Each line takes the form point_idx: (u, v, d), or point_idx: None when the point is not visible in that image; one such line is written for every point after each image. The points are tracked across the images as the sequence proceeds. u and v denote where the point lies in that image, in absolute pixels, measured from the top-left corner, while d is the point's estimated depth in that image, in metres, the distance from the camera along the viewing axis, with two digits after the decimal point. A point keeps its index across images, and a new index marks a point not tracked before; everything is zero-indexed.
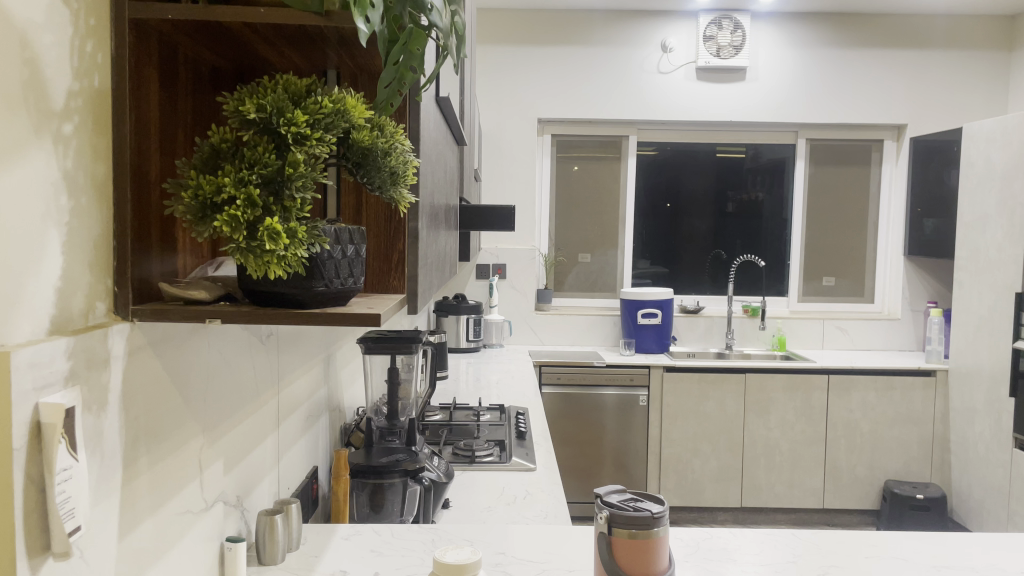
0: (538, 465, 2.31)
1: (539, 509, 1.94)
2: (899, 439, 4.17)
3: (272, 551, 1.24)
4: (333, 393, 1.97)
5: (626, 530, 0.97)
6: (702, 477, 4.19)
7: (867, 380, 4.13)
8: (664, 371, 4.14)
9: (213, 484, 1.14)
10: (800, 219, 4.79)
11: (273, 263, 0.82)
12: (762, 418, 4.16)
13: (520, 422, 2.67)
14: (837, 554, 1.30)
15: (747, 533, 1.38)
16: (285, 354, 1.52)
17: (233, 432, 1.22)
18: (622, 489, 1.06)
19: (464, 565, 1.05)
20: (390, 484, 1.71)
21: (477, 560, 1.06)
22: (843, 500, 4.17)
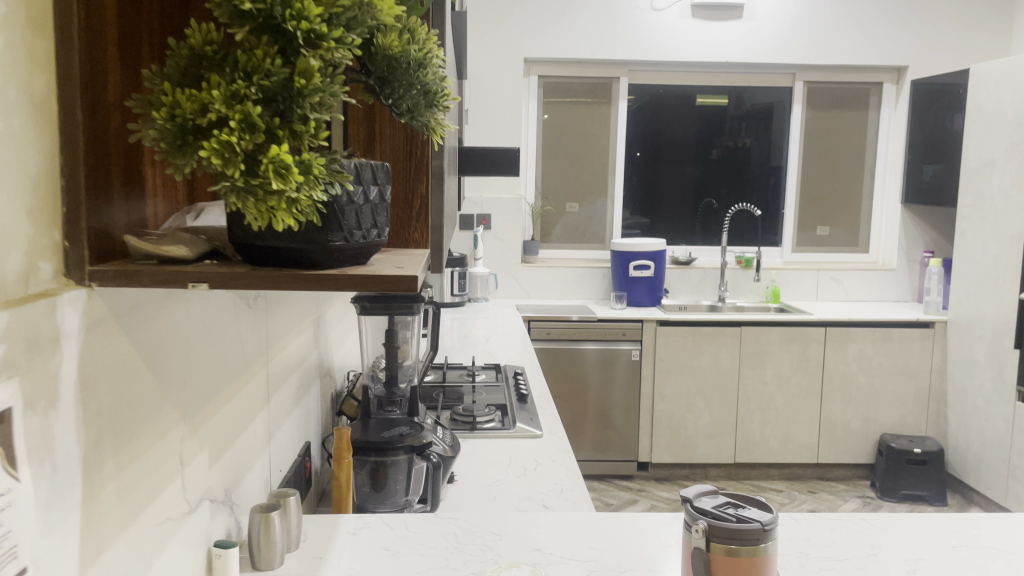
0: (545, 431, 2.13)
1: (554, 481, 1.77)
2: (895, 392, 4.07)
3: (268, 554, 1.04)
4: (324, 357, 1.76)
5: (724, 545, 0.84)
6: (695, 433, 4.06)
7: (865, 332, 4.00)
8: (658, 325, 3.96)
9: (197, 480, 0.94)
10: (795, 166, 4.60)
11: (279, 208, 0.61)
12: (758, 372, 4.02)
13: (520, 383, 2.49)
14: (922, 543, 1.14)
15: (811, 520, 1.22)
16: (274, 316, 1.31)
17: (219, 415, 1.02)
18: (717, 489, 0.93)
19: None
20: (393, 462, 1.52)
21: None
22: (837, 454, 4.09)
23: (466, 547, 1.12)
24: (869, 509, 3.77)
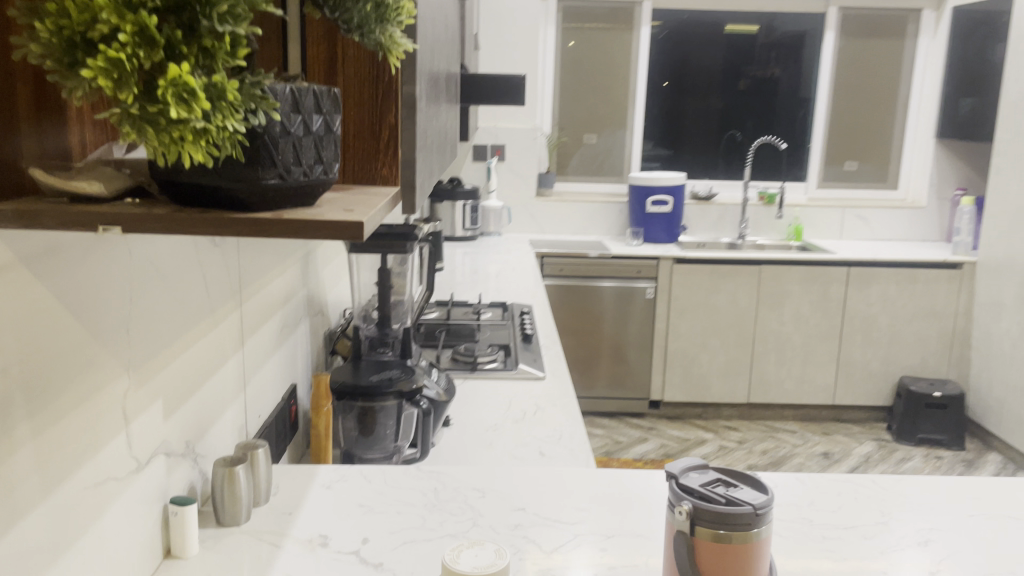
0: (548, 373, 2.06)
1: (552, 426, 1.70)
2: (917, 335, 3.95)
3: (233, 511, 0.99)
4: (314, 295, 1.69)
5: (711, 530, 0.67)
6: (709, 372, 3.98)
7: (890, 272, 3.85)
8: (674, 263, 3.84)
9: (148, 434, 0.87)
10: (824, 97, 4.39)
11: (187, 141, 0.51)
12: (776, 312, 3.91)
13: (525, 322, 2.41)
14: (936, 510, 1.06)
15: (817, 481, 1.14)
16: (248, 254, 1.22)
17: (176, 362, 0.94)
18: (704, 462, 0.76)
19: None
20: (382, 407, 1.44)
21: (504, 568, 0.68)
22: (854, 396, 4.00)
23: (445, 505, 1.05)
24: (884, 452, 3.70)
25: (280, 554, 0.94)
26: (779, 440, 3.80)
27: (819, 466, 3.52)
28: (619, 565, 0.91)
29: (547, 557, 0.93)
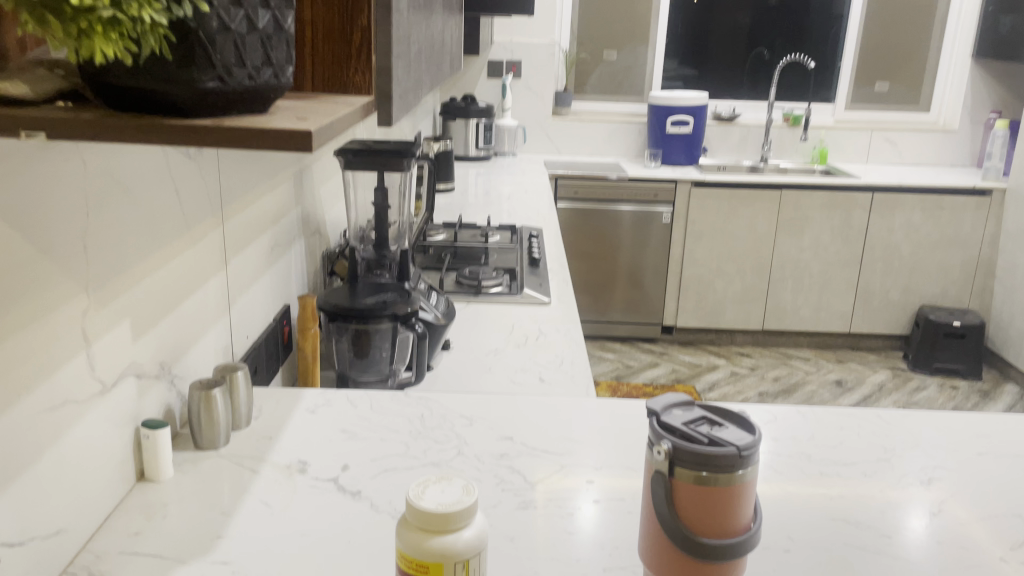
0: (553, 297, 2.01)
1: (553, 352, 1.66)
2: (940, 263, 3.84)
3: (211, 434, 0.96)
4: (309, 213, 1.64)
5: (691, 473, 0.59)
6: (723, 298, 3.91)
7: (915, 199, 3.72)
8: (692, 186, 3.74)
9: (113, 356, 0.83)
10: (858, 14, 4.18)
11: (96, 34, 0.45)
12: (795, 238, 3.82)
13: (533, 246, 2.35)
14: (943, 447, 1.01)
15: (819, 414, 1.09)
16: (230, 170, 1.17)
17: (146, 282, 0.90)
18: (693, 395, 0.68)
19: (448, 514, 0.60)
20: (377, 330, 1.39)
21: (472, 502, 0.62)
22: (871, 325, 3.94)
23: (431, 432, 1.02)
24: (898, 381, 3.65)
25: (257, 479, 0.91)
26: (792, 368, 3.76)
27: (831, 394, 3.49)
28: (604, 499, 0.88)
29: (531, 488, 0.90)
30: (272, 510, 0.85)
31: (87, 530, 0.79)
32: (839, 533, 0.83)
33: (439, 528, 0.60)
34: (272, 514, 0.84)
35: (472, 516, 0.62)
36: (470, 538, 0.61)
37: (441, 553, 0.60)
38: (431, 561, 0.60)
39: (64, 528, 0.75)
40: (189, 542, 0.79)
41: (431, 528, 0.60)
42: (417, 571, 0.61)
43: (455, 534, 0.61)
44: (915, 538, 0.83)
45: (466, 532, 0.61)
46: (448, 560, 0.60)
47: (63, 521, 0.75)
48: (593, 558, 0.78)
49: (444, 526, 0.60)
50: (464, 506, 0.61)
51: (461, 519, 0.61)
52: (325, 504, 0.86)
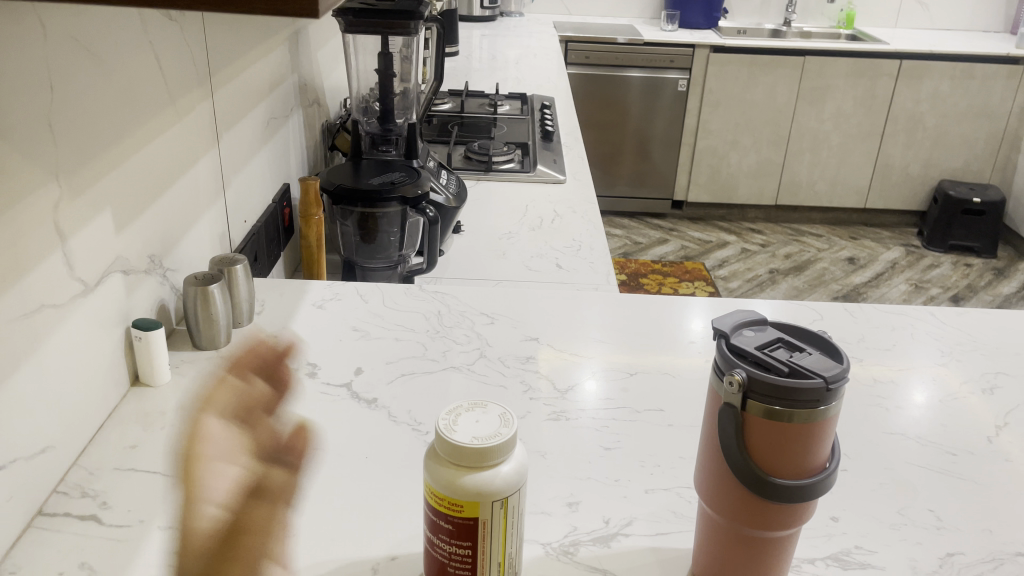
0: (567, 175, 1.89)
1: (569, 236, 1.56)
2: (965, 136, 3.65)
3: (211, 333, 0.88)
4: (307, 82, 1.50)
5: (764, 407, 0.51)
6: (737, 172, 3.77)
7: (944, 66, 3.51)
8: (710, 51, 3.51)
9: (94, 253, 0.74)
10: None
11: None
12: (815, 109, 3.62)
13: (546, 117, 2.20)
14: (1004, 350, 0.93)
15: (868, 313, 1.01)
16: (218, 34, 1.03)
17: (128, 166, 0.79)
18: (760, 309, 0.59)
19: (483, 450, 0.52)
20: (385, 214, 1.29)
21: (511, 432, 0.54)
22: (888, 201, 3.80)
23: (449, 332, 0.94)
24: (912, 258, 3.57)
25: (261, 383, 0.83)
26: (804, 244, 3.67)
27: (843, 272, 3.42)
28: (641, 409, 0.81)
29: (561, 397, 0.82)
30: (280, 420, 0.78)
31: (78, 446, 0.72)
32: (898, 449, 0.76)
33: (474, 464, 0.53)
34: (280, 424, 0.77)
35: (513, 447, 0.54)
36: (509, 473, 0.53)
37: (477, 492, 0.53)
38: (465, 501, 0.53)
39: (52, 446, 0.68)
40: (191, 457, 0.72)
41: (466, 465, 0.53)
42: (450, 510, 0.54)
43: (493, 470, 0.53)
44: (981, 454, 0.76)
45: (505, 467, 0.54)
46: (488, 500, 0.53)
47: (50, 438, 0.67)
48: (632, 476, 0.72)
49: (479, 462, 0.53)
50: (502, 437, 0.53)
51: (500, 452, 0.53)
52: (337, 413, 0.79)
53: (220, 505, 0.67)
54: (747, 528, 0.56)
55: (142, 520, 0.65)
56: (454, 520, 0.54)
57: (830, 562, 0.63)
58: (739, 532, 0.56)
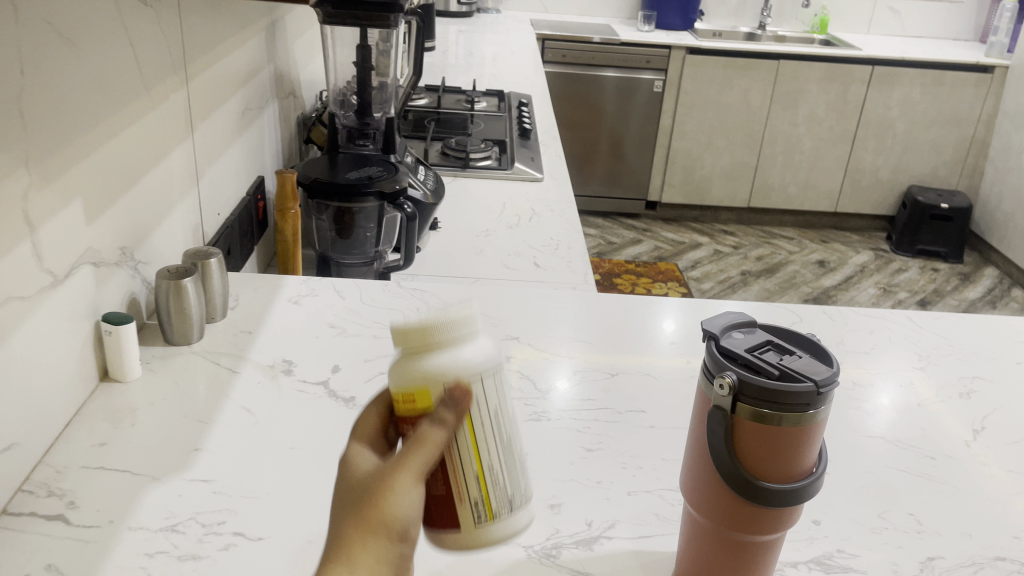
0: (544, 173, 1.88)
1: (547, 234, 1.55)
2: (934, 142, 3.70)
3: (183, 329, 0.86)
4: (283, 73, 1.47)
5: (752, 408, 0.51)
6: (710, 174, 3.79)
7: (915, 72, 3.54)
8: (686, 53, 3.52)
9: (63, 242, 0.71)
10: None
11: None
12: (789, 112, 3.65)
13: (523, 115, 2.19)
14: (980, 356, 0.94)
15: (847, 317, 1.02)
16: (194, 21, 1.00)
17: (98, 156, 0.76)
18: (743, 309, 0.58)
19: (426, 327, 0.47)
20: (361, 209, 1.27)
21: (462, 308, 0.48)
22: (858, 205, 3.84)
23: None
24: (881, 262, 3.62)
25: (235, 380, 0.81)
26: (775, 247, 3.70)
27: (813, 274, 3.45)
28: (623, 410, 0.80)
29: (541, 397, 0.81)
30: (256, 418, 0.76)
31: (45, 443, 0.69)
32: (877, 453, 0.76)
33: (429, 351, 0.47)
34: (255, 422, 0.75)
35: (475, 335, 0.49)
36: (462, 353, 0.48)
37: (423, 377, 0.47)
38: (414, 389, 0.47)
39: (17, 443, 0.65)
40: (163, 454, 0.70)
41: (421, 353, 0.47)
42: (403, 406, 0.48)
43: (446, 353, 0.47)
44: (959, 458, 0.76)
45: (459, 348, 0.48)
46: (445, 391, 0.47)
47: (16, 434, 0.65)
48: (615, 477, 0.71)
49: (425, 343, 0.47)
50: (454, 317, 0.47)
51: (449, 335, 0.48)
52: (314, 411, 0.77)
53: (192, 505, 0.65)
54: (733, 532, 0.55)
55: (111, 520, 0.63)
56: (411, 422, 0.48)
57: (813, 566, 0.63)
58: (724, 535, 0.56)
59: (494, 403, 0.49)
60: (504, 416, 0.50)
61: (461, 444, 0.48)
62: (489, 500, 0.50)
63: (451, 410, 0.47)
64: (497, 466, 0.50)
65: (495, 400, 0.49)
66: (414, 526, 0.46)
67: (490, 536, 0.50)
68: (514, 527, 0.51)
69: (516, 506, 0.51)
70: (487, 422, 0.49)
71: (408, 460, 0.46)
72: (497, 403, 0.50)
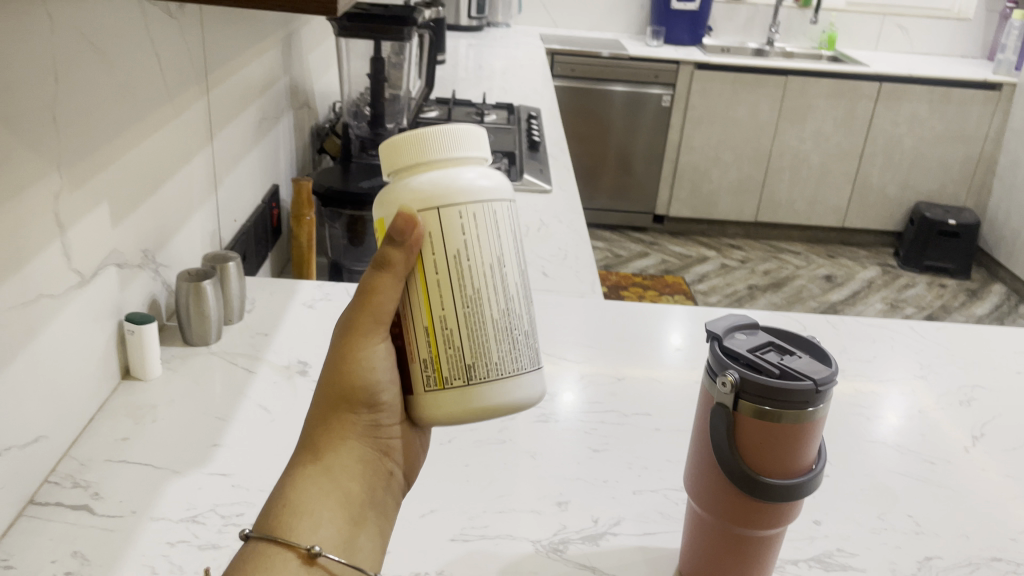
0: (553, 185, 1.91)
1: (556, 245, 1.57)
2: (942, 159, 3.72)
3: (202, 330, 0.88)
4: (298, 84, 1.50)
5: (754, 406, 0.53)
6: (718, 188, 3.81)
7: (922, 90, 3.56)
8: (695, 68, 3.55)
9: (90, 244, 0.74)
10: None
11: None
12: (797, 127, 3.67)
13: (532, 127, 2.22)
14: (982, 366, 0.96)
15: (851, 326, 1.03)
16: (215, 32, 1.03)
17: (123, 161, 0.79)
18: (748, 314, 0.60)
19: (395, 147, 0.49)
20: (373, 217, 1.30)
21: (443, 133, 0.49)
22: (865, 221, 3.86)
23: None
24: (888, 278, 3.63)
25: (252, 380, 0.84)
26: (783, 261, 3.72)
27: (820, 289, 3.46)
28: (629, 413, 0.82)
29: (549, 399, 0.84)
30: (272, 416, 0.78)
31: (70, 437, 0.72)
32: (877, 456, 0.78)
33: (407, 165, 0.49)
34: (271, 420, 0.77)
35: (457, 155, 0.50)
36: (426, 181, 0.49)
37: (386, 198, 0.49)
38: (380, 210, 0.50)
39: (45, 435, 0.68)
40: (184, 450, 0.72)
41: (396, 166, 0.49)
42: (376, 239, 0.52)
43: (411, 179, 0.49)
44: (959, 463, 0.78)
45: (424, 175, 0.49)
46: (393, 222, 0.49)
47: (44, 427, 0.68)
48: (621, 477, 0.73)
49: (397, 162, 0.49)
50: (424, 133, 0.49)
51: (417, 159, 0.49)
52: None
53: (212, 497, 0.67)
54: (733, 525, 0.57)
55: (134, 510, 0.65)
56: None
57: (813, 564, 0.64)
58: (727, 530, 0.58)
59: (457, 241, 0.49)
60: (474, 259, 0.49)
61: (415, 295, 0.50)
62: (440, 365, 0.51)
63: (393, 252, 0.49)
64: (455, 321, 0.50)
65: (461, 237, 0.49)
66: (367, 395, 0.52)
67: (444, 403, 0.51)
68: (476, 398, 0.51)
69: (479, 376, 0.51)
70: (446, 266, 0.49)
71: (358, 323, 0.51)
72: (465, 241, 0.49)
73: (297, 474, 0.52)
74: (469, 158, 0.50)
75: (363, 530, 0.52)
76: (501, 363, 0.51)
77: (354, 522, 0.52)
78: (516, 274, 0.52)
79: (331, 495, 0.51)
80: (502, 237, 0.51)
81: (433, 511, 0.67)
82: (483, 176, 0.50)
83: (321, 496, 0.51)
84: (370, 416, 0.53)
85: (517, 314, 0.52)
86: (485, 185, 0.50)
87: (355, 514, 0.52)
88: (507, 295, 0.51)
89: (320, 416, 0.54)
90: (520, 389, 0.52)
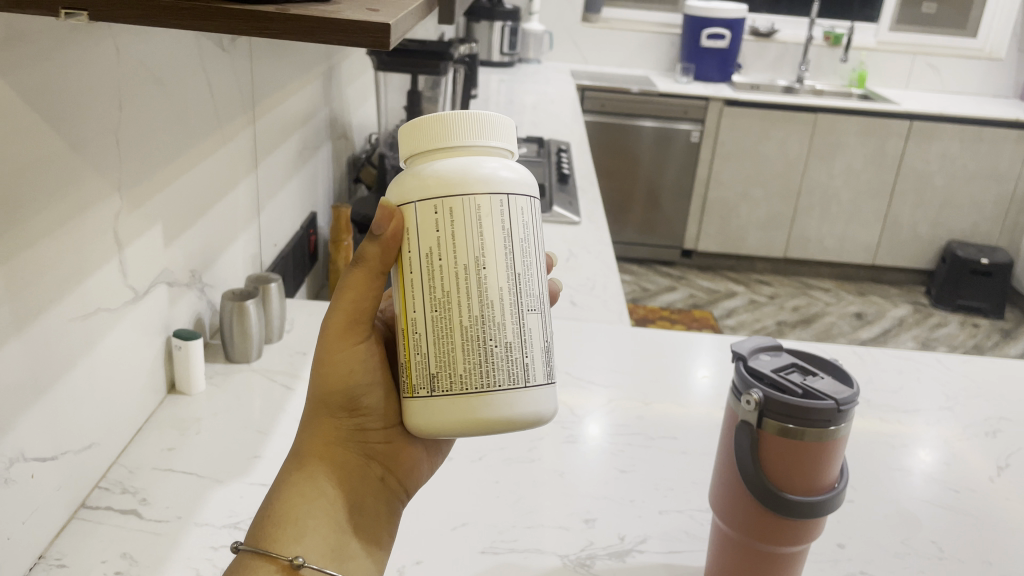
0: (583, 216, 1.94)
1: (585, 275, 1.60)
2: (974, 197, 3.69)
3: (243, 347, 0.92)
4: (336, 115, 1.55)
5: (779, 425, 0.54)
6: (747, 223, 3.82)
7: (953, 128, 3.55)
8: (724, 105, 3.58)
9: (144, 263, 0.78)
10: None
11: None
12: (826, 164, 3.67)
13: (563, 161, 2.25)
14: (1010, 399, 0.96)
15: (877, 357, 1.05)
16: (262, 64, 1.08)
17: (177, 185, 0.83)
18: (772, 337, 0.62)
19: (406, 132, 0.51)
20: None
21: (457, 119, 0.50)
22: (896, 259, 3.84)
23: None
24: (919, 316, 3.60)
25: (291, 397, 0.87)
26: (812, 297, 3.71)
27: (850, 326, 3.44)
28: (656, 437, 0.84)
29: (578, 421, 0.86)
30: None
31: (119, 446, 0.75)
32: (903, 485, 0.79)
33: (419, 151, 0.51)
34: None
35: (469, 142, 0.50)
36: (430, 169, 0.50)
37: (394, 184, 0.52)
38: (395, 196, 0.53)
39: (97, 443, 0.71)
40: (226, 460, 0.75)
41: (411, 150, 0.51)
42: None
43: (417, 166, 0.51)
44: (986, 492, 0.79)
45: (428, 163, 0.50)
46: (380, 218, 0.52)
47: (96, 434, 0.71)
48: (649, 498, 0.75)
49: (410, 148, 0.51)
50: (436, 118, 0.50)
51: (424, 144, 0.50)
52: None
53: (252, 506, 0.70)
54: (755, 541, 0.58)
55: (179, 516, 0.68)
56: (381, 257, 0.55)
57: None
58: (749, 545, 0.59)
59: (431, 238, 0.49)
60: (446, 259, 0.49)
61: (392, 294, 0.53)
62: (409, 369, 0.52)
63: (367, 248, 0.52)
64: (425, 325, 0.51)
65: (434, 233, 0.49)
66: (346, 400, 0.57)
67: (413, 409, 0.52)
68: (440, 409, 0.51)
69: (445, 386, 0.51)
70: (419, 264, 0.50)
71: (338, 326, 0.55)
72: (438, 238, 0.49)
73: (287, 473, 0.57)
74: (486, 146, 0.51)
75: (353, 534, 0.56)
76: (470, 375, 0.50)
77: (342, 529, 0.56)
78: (501, 277, 0.50)
79: (320, 503, 0.55)
80: (485, 235, 0.49)
81: (464, 523, 0.69)
82: (502, 167, 0.50)
83: (304, 495, 0.55)
84: (353, 420, 0.58)
85: (492, 322, 0.50)
86: (501, 176, 0.50)
87: (340, 520, 0.56)
88: (484, 299, 0.50)
89: (309, 427, 0.58)
90: (493, 406, 0.50)
